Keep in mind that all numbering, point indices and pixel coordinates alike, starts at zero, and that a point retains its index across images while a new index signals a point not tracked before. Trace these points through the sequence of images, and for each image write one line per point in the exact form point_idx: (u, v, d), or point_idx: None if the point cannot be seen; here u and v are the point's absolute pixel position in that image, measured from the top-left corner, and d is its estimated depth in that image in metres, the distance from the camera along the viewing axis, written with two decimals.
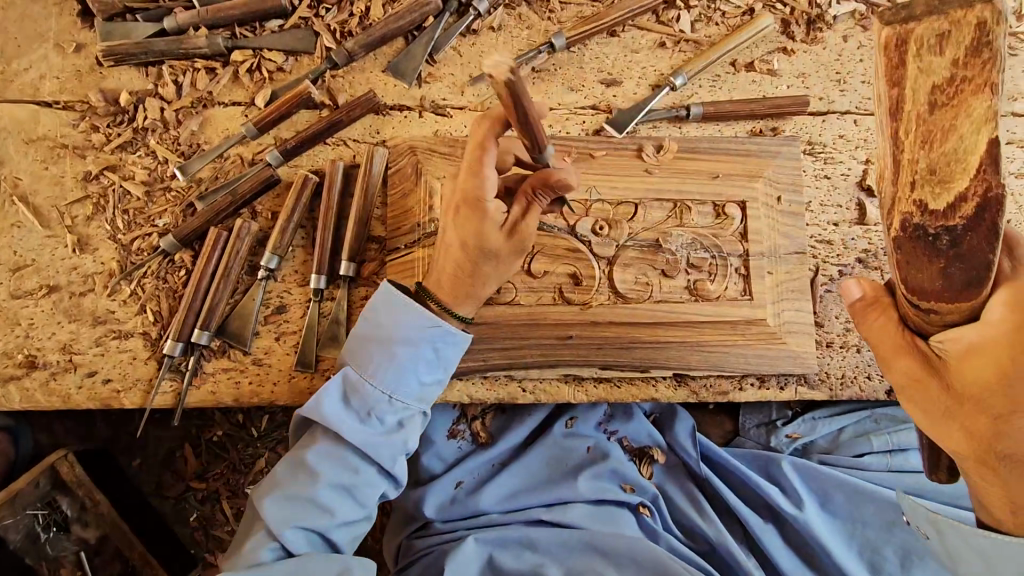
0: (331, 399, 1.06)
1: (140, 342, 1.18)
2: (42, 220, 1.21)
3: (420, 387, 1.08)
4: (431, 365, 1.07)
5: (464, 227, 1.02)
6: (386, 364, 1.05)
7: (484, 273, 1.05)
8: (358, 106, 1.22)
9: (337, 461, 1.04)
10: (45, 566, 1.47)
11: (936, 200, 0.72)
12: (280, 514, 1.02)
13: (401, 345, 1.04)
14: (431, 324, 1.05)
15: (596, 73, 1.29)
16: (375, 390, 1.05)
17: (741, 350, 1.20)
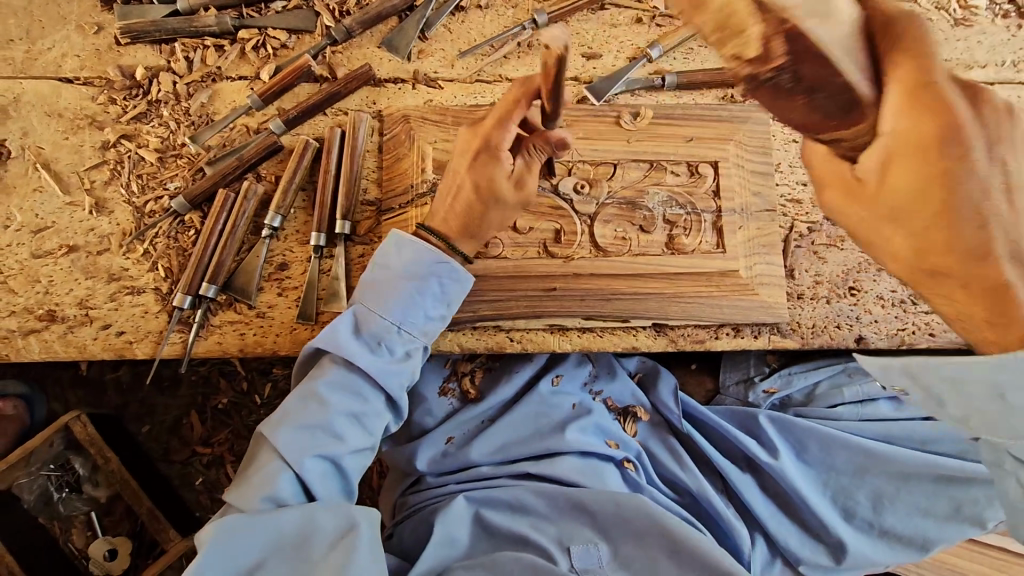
0: (342, 331, 1.09)
1: (152, 297, 1.27)
2: (62, 185, 1.30)
3: (427, 320, 1.13)
4: (437, 300, 1.13)
5: (477, 169, 1.13)
6: (396, 295, 1.09)
7: (490, 217, 1.15)
8: (356, 78, 1.32)
9: (348, 391, 1.06)
10: (58, 526, 1.55)
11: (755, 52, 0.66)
12: (290, 445, 1.01)
13: (409, 278, 1.10)
14: (436, 258, 1.11)
15: (577, 47, 1.38)
16: (385, 320, 1.09)
17: (716, 300, 1.27)
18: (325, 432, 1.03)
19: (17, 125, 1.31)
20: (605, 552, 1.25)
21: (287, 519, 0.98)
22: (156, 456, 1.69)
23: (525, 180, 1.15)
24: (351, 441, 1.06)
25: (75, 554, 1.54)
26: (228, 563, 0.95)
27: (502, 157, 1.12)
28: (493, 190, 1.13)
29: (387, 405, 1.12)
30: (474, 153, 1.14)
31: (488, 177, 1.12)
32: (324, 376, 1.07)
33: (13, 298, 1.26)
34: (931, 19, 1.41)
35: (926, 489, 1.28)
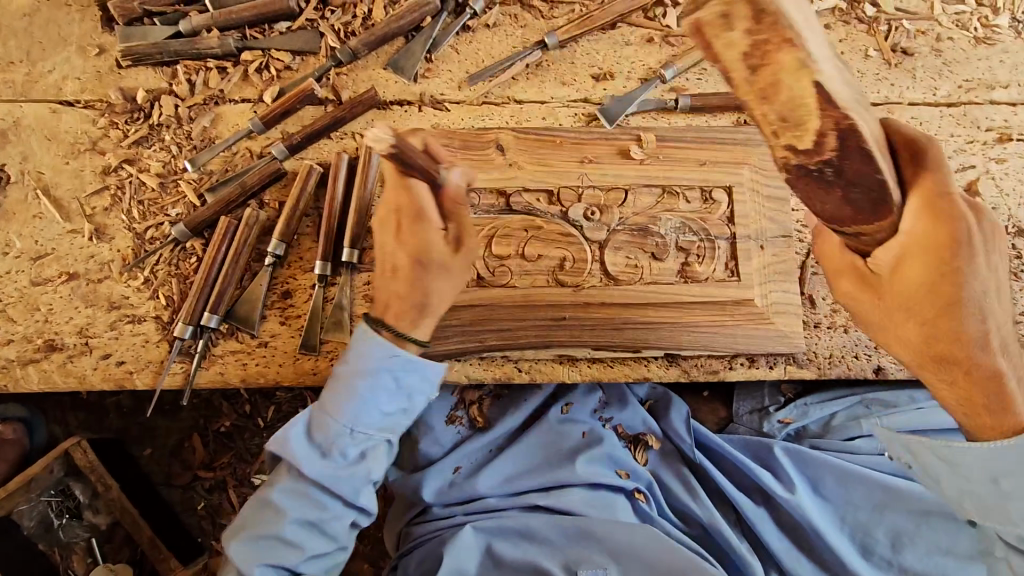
0: (290, 437, 1.09)
1: (153, 326, 1.24)
2: (62, 211, 1.27)
3: (386, 417, 1.11)
4: (394, 395, 1.10)
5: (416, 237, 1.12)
6: (348, 398, 1.08)
7: (434, 289, 1.13)
8: (361, 104, 1.29)
9: (303, 498, 1.07)
10: (57, 553, 1.53)
11: (802, 140, 0.74)
12: (243, 555, 1.04)
13: (358, 376, 1.08)
14: (381, 355, 1.09)
15: (588, 68, 1.35)
16: (337, 425, 1.08)
17: (730, 330, 1.23)
18: (281, 539, 1.05)
19: (17, 149, 1.29)
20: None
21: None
22: (157, 480, 1.66)
23: (463, 239, 1.13)
24: (313, 546, 1.08)
25: None
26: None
27: (430, 218, 1.12)
28: (428, 256, 1.12)
29: (351, 504, 1.12)
30: (395, 222, 1.13)
31: None
32: (279, 483, 1.08)
33: (12, 326, 1.24)
34: (952, 38, 1.37)
35: (949, 526, 1.24)
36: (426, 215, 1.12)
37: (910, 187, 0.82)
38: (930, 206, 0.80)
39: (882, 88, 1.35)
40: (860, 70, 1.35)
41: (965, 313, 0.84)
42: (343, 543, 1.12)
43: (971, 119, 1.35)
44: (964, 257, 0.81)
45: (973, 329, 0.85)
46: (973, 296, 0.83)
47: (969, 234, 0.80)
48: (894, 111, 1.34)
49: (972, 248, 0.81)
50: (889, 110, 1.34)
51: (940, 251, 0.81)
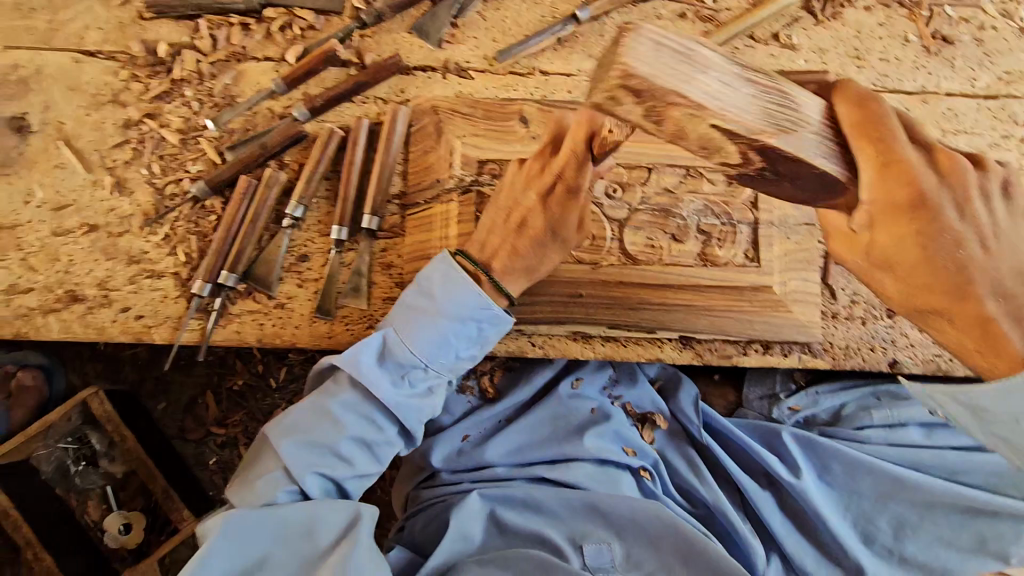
0: (365, 357, 1.07)
1: (171, 282, 1.25)
2: (83, 163, 1.27)
3: (458, 360, 1.11)
4: (471, 342, 1.10)
5: (564, 212, 1.07)
6: (428, 334, 1.07)
7: (549, 259, 1.11)
8: (385, 69, 1.28)
9: (363, 418, 1.06)
10: (74, 499, 1.57)
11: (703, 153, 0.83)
12: (296, 457, 1.03)
13: (448, 318, 1.06)
14: (474, 302, 1.06)
15: (617, 42, 1.32)
16: (413, 357, 1.07)
17: (746, 316, 1.23)
18: (336, 452, 1.05)
19: (39, 99, 1.28)
20: (618, 555, 1.25)
21: (296, 513, 1.01)
22: (171, 434, 1.70)
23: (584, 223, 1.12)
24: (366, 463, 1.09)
25: (90, 526, 1.57)
26: (239, 552, 0.99)
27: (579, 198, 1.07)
28: (568, 233, 1.09)
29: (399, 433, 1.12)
30: (549, 186, 1.06)
31: (561, 218, 1.07)
32: (339, 394, 1.06)
33: (33, 276, 1.25)
34: (996, 27, 1.33)
35: (949, 519, 1.26)
36: (579, 196, 1.07)
37: (845, 132, 0.86)
38: (880, 165, 0.85)
39: (919, 76, 1.31)
40: (898, 57, 1.31)
41: (942, 263, 0.87)
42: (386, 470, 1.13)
43: (1009, 114, 1.31)
44: (933, 216, 0.85)
45: (956, 280, 0.87)
46: (950, 248, 0.87)
47: (936, 189, 0.84)
48: (929, 100, 1.31)
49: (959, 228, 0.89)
50: (924, 99, 1.31)
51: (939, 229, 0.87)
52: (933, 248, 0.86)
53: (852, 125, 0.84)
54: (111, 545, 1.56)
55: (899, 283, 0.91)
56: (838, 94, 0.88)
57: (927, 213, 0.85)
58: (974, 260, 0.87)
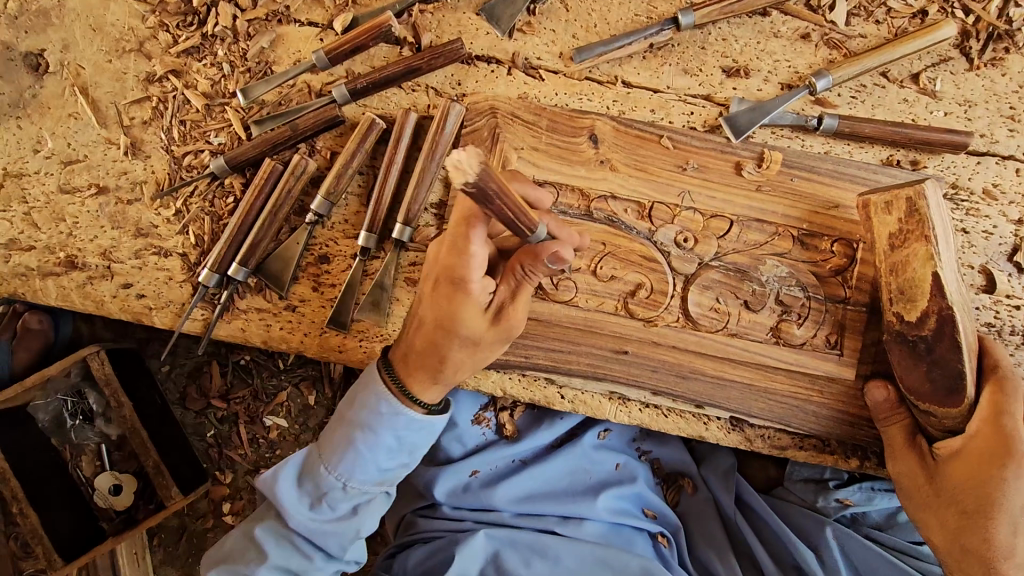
0: (286, 477, 0.98)
1: (179, 263, 1.13)
2: (99, 115, 1.15)
3: (384, 471, 0.98)
4: (393, 452, 0.97)
5: (443, 304, 0.89)
6: (342, 450, 0.96)
7: (452, 358, 0.91)
8: (441, 55, 1.09)
9: (287, 547, 0.99)
10: (68, 451, 1.52)
11: (909, 310, 0.95)
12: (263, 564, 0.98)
13: (360, 430, 0.95)
14: (386, 413, 0.94)
15: (719, 58, 1.11)
16: (329, 477, 0.97)
17: (813, 407, 1.06)
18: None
19: (58, 36, 1.14)
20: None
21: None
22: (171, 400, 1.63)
23: (506, 312, 0.91)
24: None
25: (81, 481, 1.52)
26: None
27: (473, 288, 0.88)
28: (452, 324, 0.89)
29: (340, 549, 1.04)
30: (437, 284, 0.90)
31: (450, 314, 0.88)
32: (265, 522, 1.00)
33: (36, 233, 1.15)
34: None
35: None
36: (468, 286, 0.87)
37: (986, 380, 0.96)
38: (995, 413, 0.93)
39: None
40: None
41: (998, 519, 0.93)
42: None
43: None
44: (1012, 472, 0.91)
45: (1002, 537, 0.93)
46: (1011, 508, 0.92)
47: (1022, 455, 0.91)
48: None
49: (1021, 472, 0.91)
50: None
51: (994, 463, 0.92)
52: (995, 500, 0.92)
53: (996, 380, 0.95)
54: (100, 504, 1.51)
55: (954, 516, 0.96)
56: (984, 347, 0.99)
57: (1005, 465, 0.91)
58: (1022, 528, 0.93)
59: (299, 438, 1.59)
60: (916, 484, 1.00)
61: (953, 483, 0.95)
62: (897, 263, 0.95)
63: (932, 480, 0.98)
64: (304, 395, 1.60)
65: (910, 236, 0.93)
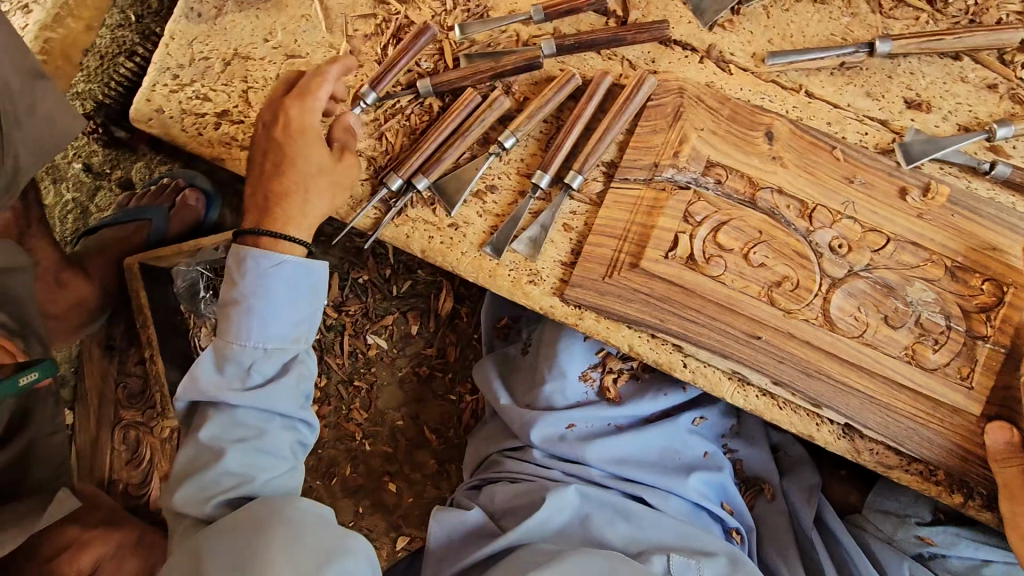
0: (203, 369, 1.03)
1: (365, 164, 1.24)
2: (328, 22, 1.29)
3: (293, 326, 1.05)
4: (298, 300, 1.06)
5: (286, 142, 1.09)
6: (238, 315, 1.02)
7: (310, 198, 1.09)
8: (646, 32, 1.19)
9: (229, 429, 1.02)
10: (192, 319, 1.60)
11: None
12: (205, 459, 1.01)
13: (251, 292, 1.03)
14: (265, 259, 1.03)
15: (903, 89, 1.18)
16: (242, 347, 1.02)
17: (931, 433, 1.08)
18: (244, 453, 1.01)
19: None
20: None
21: (228, 520, 0.94)
22: None
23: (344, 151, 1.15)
24: (264, 465, 1.04)
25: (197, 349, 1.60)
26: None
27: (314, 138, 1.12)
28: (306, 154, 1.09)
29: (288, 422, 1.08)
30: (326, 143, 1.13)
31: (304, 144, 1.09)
32: (209, 421, 1.02)
33: (248, 111, 1.29)
34: None
35: None
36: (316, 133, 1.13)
37: None
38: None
39: None
40: None
41: None
42: (294, 463, 1.09)
43: None
44: None
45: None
46: None
47: None
48: None
49: None
50: None
51: None
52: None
53: None
54: None
55: None
56: None
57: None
58: None
59: (394, 362, 1.68)
60: None
61: None
62: None
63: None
64: (408, 324, 1.69)
65: None
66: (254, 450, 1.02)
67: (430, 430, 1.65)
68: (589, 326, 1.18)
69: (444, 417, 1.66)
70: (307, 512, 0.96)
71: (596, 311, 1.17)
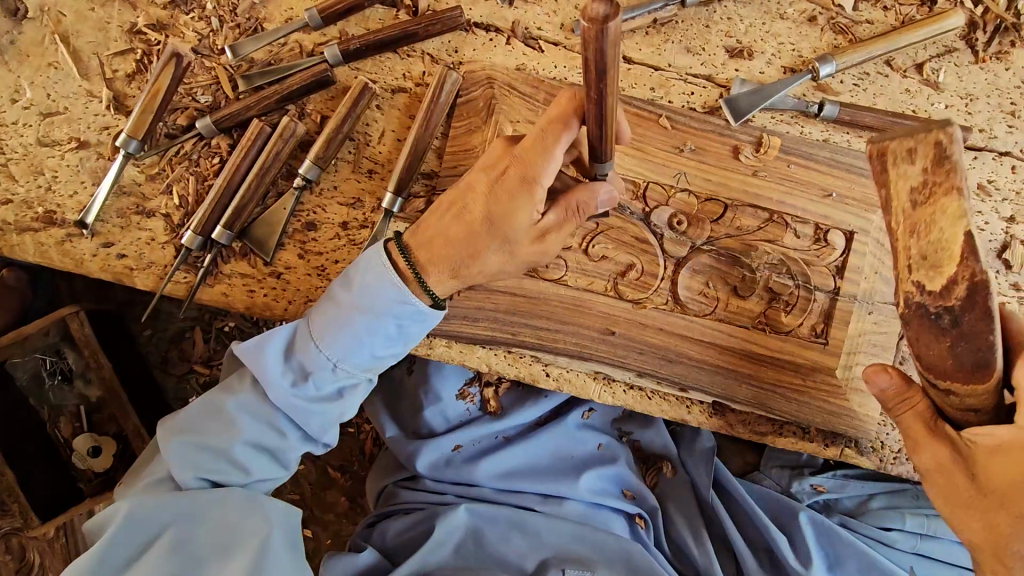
0: (269, 350, 0.98)
1: (162, 225, 1.10)
2: (80, 66, 1.11)
3: (372, 359, 0.99)
4: (389, 340, 0.98)
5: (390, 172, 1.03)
6: (337, 324, 0.96)
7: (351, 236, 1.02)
8: (440, 22, 1.06)
9: (245, 442, 1.00)
10: (47, 413, 1.47)
11: (933, 280, 0.73)
12: (184, 461, 0.99)
13: (362, 312, 0.95)
14: (396, 297, 0.95)
15: (722, 38, 1.09)
16: (320, 353, 0.97)
17: (796, 395, 1.06)
18: (228, 455, 0.99)
19: None
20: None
21: (199, 501, 0.98)
22: (152, 363, 1.61)
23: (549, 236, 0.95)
24: (231, 469, 1.00)
25: (61, 442, 1.48)
26: (137, 536, 0.96)
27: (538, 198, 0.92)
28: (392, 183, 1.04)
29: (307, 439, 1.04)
30: (500, 173, 0.93)
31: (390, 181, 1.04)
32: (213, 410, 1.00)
33: (12, 186, 1.11)
34: None
35: None
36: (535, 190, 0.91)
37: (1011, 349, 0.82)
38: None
39: None
40: None
41: None
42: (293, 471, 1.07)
43: None
44: None
45: None
46: None
47: None
48: None
49: None
50: None
51: None
52: None
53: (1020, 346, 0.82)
54: (80, 466, 1.48)
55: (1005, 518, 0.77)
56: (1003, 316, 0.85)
57: None
58: None
59: None
60: (949, 482, 0.82)
61: (998, 475, 0.77)
62: (920, 224, 0.72)
63: (973, 478, 0.80)
64: None
65: (937, 189, 0.70)
66: (230, 476, 1.01)
67: (335, 469, 1.58)
68: (440, 353, 1.10)
69: (346, 451, 1.58)
70: (227, 520, 0.99)
71: (445, 337, 1.09)
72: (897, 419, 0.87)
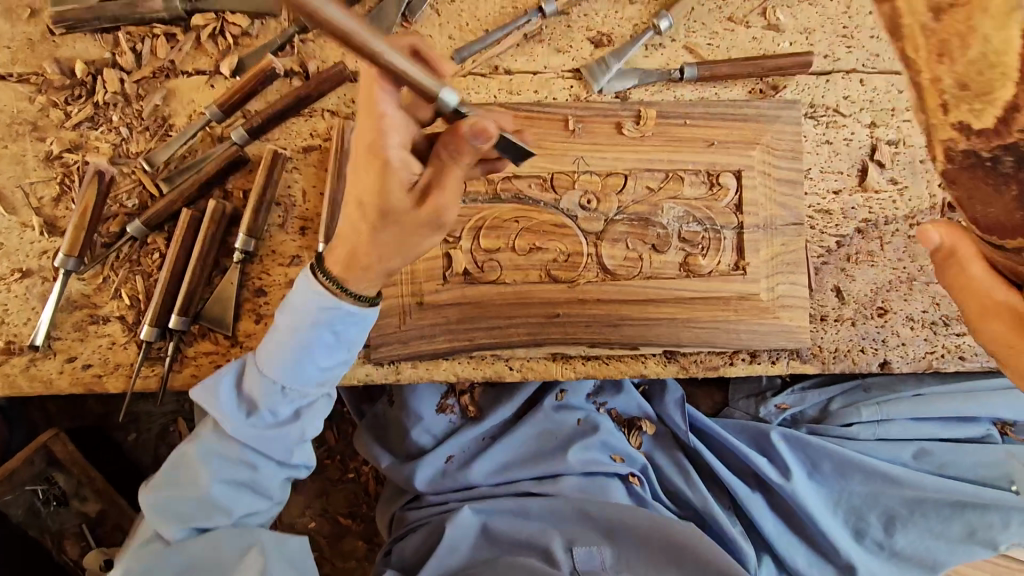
0: (223, 387, 1.03)
1: (119, 327, 1.16)
2: (6, 202, 1.16)
3: (320, 372, 1.00)
4: (329, 349, 0.98)
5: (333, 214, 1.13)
6: (277, 351, 0.98)
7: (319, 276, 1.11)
8: (328, 79, 1.14)
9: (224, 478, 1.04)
10: (50, 539, 1.47)
11: (979, 117, 0.60)
12: (167, 512, 1.03)
13: (294, 332, 0.95)
14: (320, 307, 0.92)
15: (585, 31, 1.21)
16: (268, 381, 1.00)
17: (733, 326, 1.17)
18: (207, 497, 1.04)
19: None
20: (609, 558, 1.20)
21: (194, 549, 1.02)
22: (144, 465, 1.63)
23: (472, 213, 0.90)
24: (233, 497, 1.06)
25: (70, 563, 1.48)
26: None
27: (404, 166, 0.81)
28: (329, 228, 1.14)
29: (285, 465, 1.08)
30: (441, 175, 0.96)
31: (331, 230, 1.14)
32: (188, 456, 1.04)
33: None
34: None
35: (940, 512, 1.22)
36: (388, 158, 0.80)
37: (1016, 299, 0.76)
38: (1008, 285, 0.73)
39: None
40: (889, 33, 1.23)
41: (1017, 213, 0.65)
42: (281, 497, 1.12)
43: None
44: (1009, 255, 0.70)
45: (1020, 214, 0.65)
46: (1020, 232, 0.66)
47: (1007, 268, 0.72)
48: None
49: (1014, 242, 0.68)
50: None
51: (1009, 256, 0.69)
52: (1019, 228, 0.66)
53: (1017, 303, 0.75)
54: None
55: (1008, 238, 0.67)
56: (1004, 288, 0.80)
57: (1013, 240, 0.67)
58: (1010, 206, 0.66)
59: None
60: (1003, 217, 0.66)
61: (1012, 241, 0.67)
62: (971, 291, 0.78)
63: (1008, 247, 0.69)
64: None
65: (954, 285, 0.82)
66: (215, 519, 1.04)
67: (346, 517, 1.62)
68: (410, 375, 1.18)
69: (353, 497, 1.62)
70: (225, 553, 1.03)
71: (409, 359, 1.16)
72: (950, 294, 0.82)
